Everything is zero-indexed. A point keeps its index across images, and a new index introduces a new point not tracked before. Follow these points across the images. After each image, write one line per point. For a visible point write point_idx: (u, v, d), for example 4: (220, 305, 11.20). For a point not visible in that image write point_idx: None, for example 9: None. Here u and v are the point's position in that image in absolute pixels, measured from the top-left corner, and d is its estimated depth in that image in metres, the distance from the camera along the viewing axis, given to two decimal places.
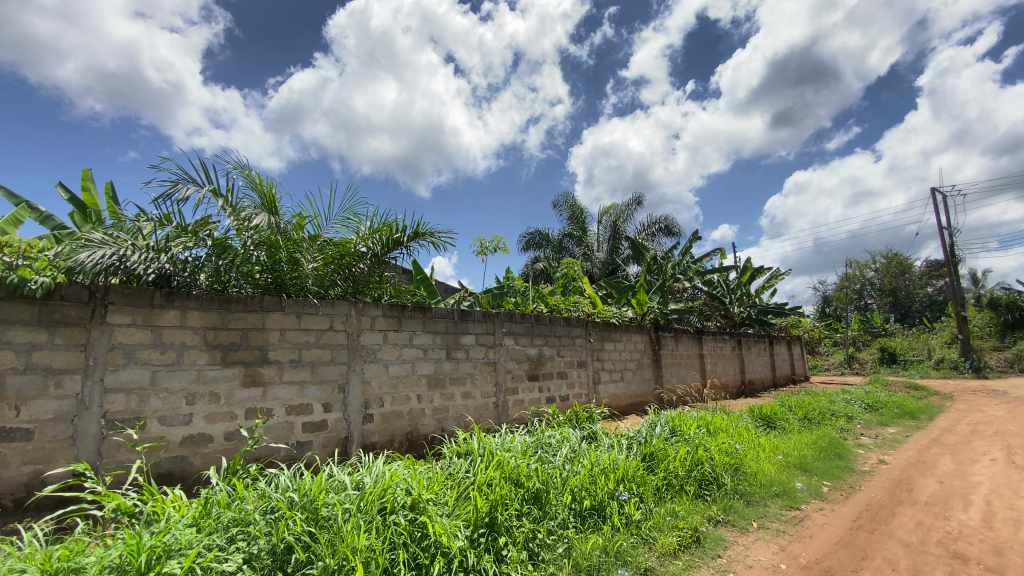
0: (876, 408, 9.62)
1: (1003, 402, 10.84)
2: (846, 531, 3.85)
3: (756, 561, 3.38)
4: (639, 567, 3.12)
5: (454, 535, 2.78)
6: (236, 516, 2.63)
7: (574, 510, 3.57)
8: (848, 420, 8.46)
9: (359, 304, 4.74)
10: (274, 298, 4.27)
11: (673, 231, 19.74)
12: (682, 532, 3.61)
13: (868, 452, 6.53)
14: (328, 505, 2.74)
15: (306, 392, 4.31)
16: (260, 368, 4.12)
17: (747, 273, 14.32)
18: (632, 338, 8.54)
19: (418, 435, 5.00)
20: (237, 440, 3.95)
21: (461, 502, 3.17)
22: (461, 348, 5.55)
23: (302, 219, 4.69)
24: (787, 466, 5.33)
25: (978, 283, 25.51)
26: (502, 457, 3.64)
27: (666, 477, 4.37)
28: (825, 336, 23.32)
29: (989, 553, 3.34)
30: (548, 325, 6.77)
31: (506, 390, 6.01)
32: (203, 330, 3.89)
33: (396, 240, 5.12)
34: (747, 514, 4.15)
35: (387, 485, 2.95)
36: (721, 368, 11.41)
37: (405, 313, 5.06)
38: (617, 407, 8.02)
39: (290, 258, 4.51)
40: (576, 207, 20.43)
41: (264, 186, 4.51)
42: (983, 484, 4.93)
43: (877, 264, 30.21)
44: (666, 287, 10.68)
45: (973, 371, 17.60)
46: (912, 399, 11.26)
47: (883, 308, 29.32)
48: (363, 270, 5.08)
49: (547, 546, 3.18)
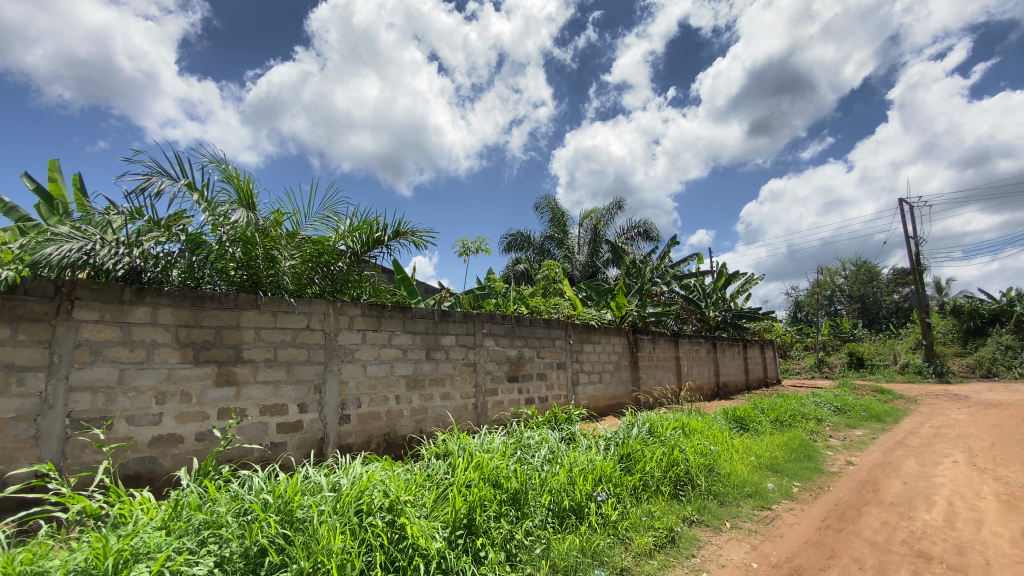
0: (844, 411, 9.93)
1: (965, 406, 11.29)
2: (815, 531, 3.97)
3: (729, 560, 3.45)
4: (614, 567, 3.16)
5: (432, 536, 2.77)
6: (207, 518, 2.57)
7: (552, 511, 3.60)
8: (817, 422, 8.71)
9: (338, 303, 4.68)
10: (250, 296, 4.18)
11: (651, 235, 20.05)
12: (657, 533, 3.66)
13: (836, 453, 6.73)
14: (304, 508, 2.70)
15: (281, 393, 4.24)
16: (234, 367, 4.04)
17: (723, 278, 14.61)
18: (611, 340, 8.63)
19: (396, 436, 4.97)
20: (209, 441, 3.87)
21: (439, 503, 3.16)
22: (441, 348, 5.53)
23: (280, 215, 4.62)
24: (759, 467, 5.46)
25: (942, 291, 26.54)
26: (481, 458, 3.63)
27: (643, 478, 4.43)
28: (796, 341, 23.93)
29: (951, 552, 3.47)
30: (529, 326, 6.80)
31: (485, 391, 6.01)
32: (175, 327, 3.80)
33: (377, 239, 5.08)
34: (720, 514, 4.24)
35: (364, 487, 2.92)
36: (696, 370, 11.62)
37: (385, 313, 5.02)
38: (596, 408, 8.10)
39: (266, 255, 4.43)
40: (557, 210, 20.54)
41: (241, 181, 4.42)
42: (945, 485, 5.14)
43: (847, 271, 31.06)
44: (644, 291, 10.82)
45: (936, 376, 18.32)
46: (879, 403, 11.66)
47: (852, 314, 30.25)
48: (341, 269, 5.02)
49: (525, 547, 3.20)
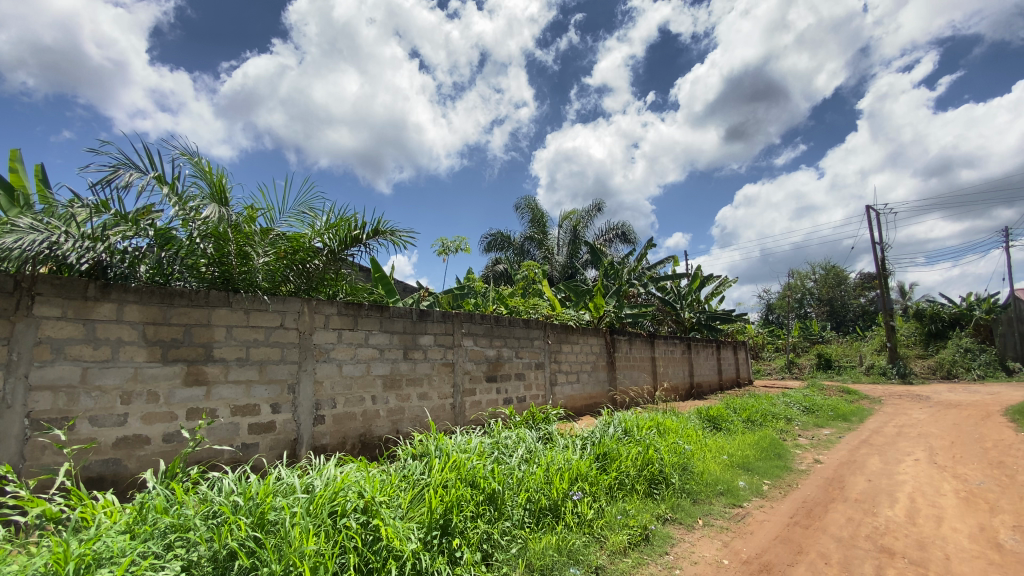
0: (812, 411, 10.22)
1: (926, 406, 11.74)
2: (783, 527, 4.07)
3: (701, 557, 3.52)
4: (590, 566, 3.19)
5: (407, 538, 2.75)
6: (174, 522, 2.50)
7: (528, 510, 3.61)
8: (787, 421, 8.95)
9: (313, 302, 4.60)
10: (221, 294, 4.08)
11: (629, 237, 20.28)
12: (632, 531, 3.71)
13: (805, 452, 6.93)
14: (276, 509, 2.65)
15: (253, 392, 4.15)
16: (204, 366, 3.93)
17: (699, 281, 14.88)
18: (589, 341, 8.69)
19: (372, 436, 4.91)
20: (177, 442, 3.76)
21: (415, 504, 3.14)
22: (419, 348, 5.48)
23: (254, 211, 4.52)
24: (731, 466, 5.57)
25: (906, 295, 27.56)
26: (458, 458, 3.62)
27: (619, 477, 4.48)
28: (768, 342, 24.53)
29: (912, 547, 3.61)
30: (508, 326, 6.80)
31: (463, 391, 5.98)
32: (142, 325, 3.68)
33: (354, 237, 5.01)
34: (693, 512, 4.31)
35: (338, 488, 2.88)
36: (672, 370, 11.81)
37: (362, 312, 4.96)
38: (573, 408, 8.15)
39: (239, 251, 4.32)
40: (537, 210, 20.61)
41: (215, 176, 4.31)
42: (908, 482, 5.34)
43: (816, 275, 31.97)
44: (622, 292, 10.95)
45: (899, 377, 19.04)
46: (846, 403, 12.05)
47: (821, 316, 31.17)
48: (318, 267, 4.94)
49: (501, 546, 3.20)
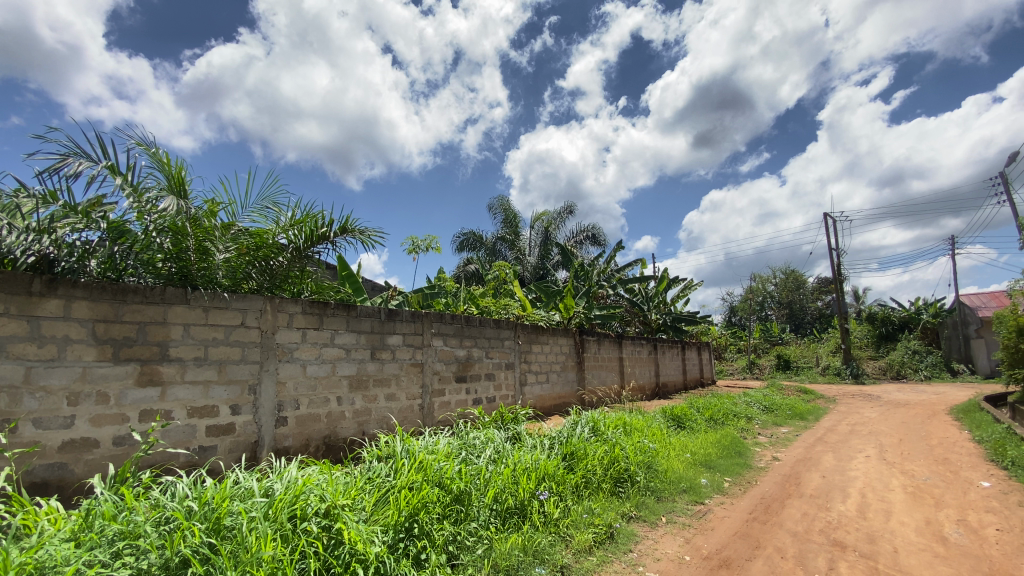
0: (771, 409, 10.59)
1: (877, 406, 12.30)
2: (742, 523, 4.20)
3: (664, 554, 3.59)
4: (555, 565, 3.21)
5: (370, 540, 2.70)
6: (123, 528, 2.38)
7: (495, 510, 3.60)
8: (747, 420, 9.24)
9: (276, 300, 4.47)
10: (178, 290, 3.92)
11: (599, 240, 20.54)
12: (597, 529, 3.76)
13: (764, 450, 7.17)
14: (232, 514, 2.56)
15: (211, 393, 4.00)
16: (159, 366, 3.77)
17: (665, 283, 15.20)
18: (559, 341, 8.75)
19: (336, 438, 4.82)
20: (128, 445, 3.59)
21: (380, 507, 3.08)
22: (387, 348, 5.41)
23: (214, 205, 4.37)
24: (694, 464, 5.72)
25: (859, 299, 28.91)
26: (425, 459, 3.58)
27: (585, 475, 4.53)
28: (730, 343, 25.27)
29: (863, 541, 3.78)
30: (478, 326, 6.77)
31: (432, 392, 5.93)
32: (91, 323, 3.50)
33: (321, 235, 4.91)
34: (657, 510, 4.40)
35: (299, 491, 2.81)
36: (638, 370, 12.03)
37: (328, 311, 4.85)
38: (542, 407, 8.20)
39: (198, 247, 4.16)
40: (509, 211, 20.66)
41: (173, 168, 4.14)
42: (859, 478, 5.60)
43: (776, 279, 33.13)
44: (591, 293, 11.08)
45: (852, 377, 19.95)
46: (803, 402, 12.54)
47: (780, 319, 32.33)
48: (282, 264, 4.81)
49: (467, 547, 3.18)
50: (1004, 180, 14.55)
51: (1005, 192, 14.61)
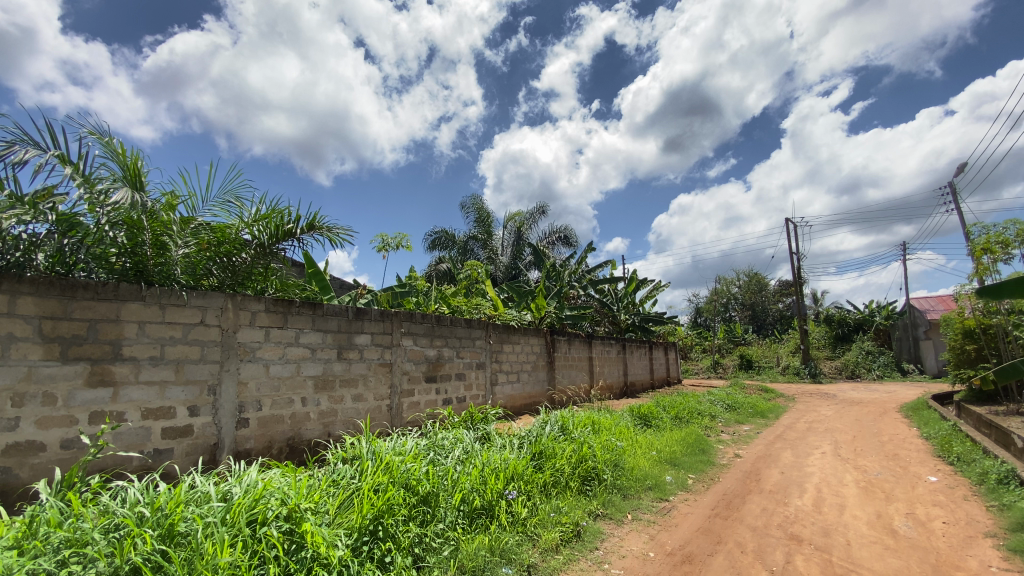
0: (734, 407, 10.92)
1: (833, 404, 12.82)
2: (705, 519, 4.32)
3: (629, 551, 3.65)
4: (522, 564, 3.23)
5: (334, 544, 2.65)
6: (70, 536, 2.27)
7: (462, 511, 3.59)
8: (711, 418, 9.49)
9: (238, 297, 4.33)
10: (133, 287, 3.75)
11: (571, 240, 20.72)
12: (564, 528, 3.79)
13: (726, 447, 7.38)
14: (187, 520, 2.47)
15: (168, 394, 3.84)
16: (111, 365, 3.60)
17: (634, 284, 15.46)
18: (530, 341, 8.79)
19: (300, 440, 4.70)
20: (77, 449, 3.41)
21: (344, 510, 3.02)
22: (354, 348, 5.31)
23: (173, 199, 4.20)
24: (659, 461, 5.84)
25: (817, 301, 30.14)
26: (391, 460, 3.53)
27: (553, 474, 4.56)
28: (696, 344, 25.89)
29: (818, 534, 3.94)
30: (449, 326, 6.73)
31: (401, 392, 5.86)
32: (38, 319, 3.32)
33: (287, 231, 4.80)
34: (623, 507, 4.47)
35: (259, 495, 2.73)
36: (607, 370, 12.19)
37: (292, 309, 4.73)
38: (512, 407, 8.21)
39: (155, 241, 4.00)
40: (482, 210, 20.62)
41: (129, 158, 3.95)
42: (815, 474, 5.83)
43: (740, 281, 34.10)
44: (563, 294, 11.16)
45: (811, 377, 20.75)
46: (764, 400, 12.98)
47: (743, 320, 33.34)
48: (244, 261, 4.66)
49: (433, 549, 3.16)
50: (952, 191, 15.40)
51: (953, 201, 15.42)
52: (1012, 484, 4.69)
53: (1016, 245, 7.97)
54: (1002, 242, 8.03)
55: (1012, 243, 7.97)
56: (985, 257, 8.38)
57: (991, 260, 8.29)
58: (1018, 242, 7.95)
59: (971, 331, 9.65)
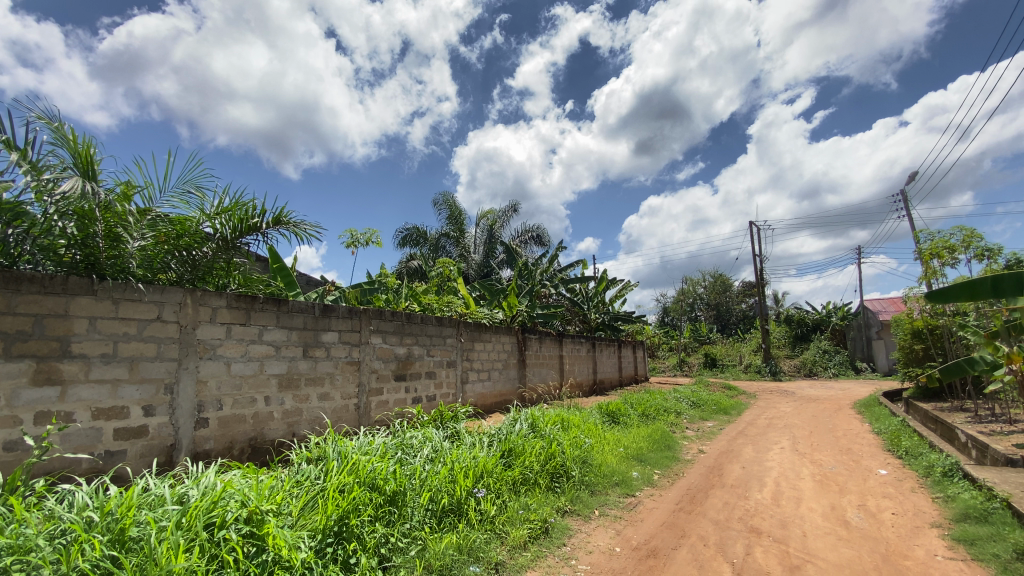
0: (699, 404, 11.21)
1: (792, 401, 13.32)
2: (669, 513, 4.42)
3: (595, 546, 3.70)
4: (489, 562, 3.23)
5: (297, 546, 2.59)
6: (12, 543, 2.14)
7: (430, 510, 3.56)
8: (677, 414, 9.73)
9: (198, 293, 4.17)
10: (83, 280, 3.57)
11: (543, 240, 20.82)
12: (532, 525, 3.82)
13: (691, 443, 7.57)
14: (139, 525, 2.37)
15: (121, 393, 3.67)
16: (59, 363, 3.42)
17: (605, 283, 15.66)
18: (501, 339, 8.80)
19: (263, 440, 4.58)
20: (21, 451, 3.23)
21: (308, 511, 2.96)
22: (321, 346, 5.19)
23: (129, 188, 4.00)
24: (626, 457, 5.94)
25: (778, 302, 31.25)
26: (357, 460, 3.47)
27: (522, 471, 4.58)
28: (663, 342, 26.43)
29: (776, 526, 4.09)
30: (419, 324, 6.67)
31: (369, 391, 5.77)
32: None
33: (252, 225, 4.66)
34: (591, 503, 4.54)
35: (217, 497, 2.64)
36: (577, 368, 12.33)
37: (256, 305, 4.59)
38: (482, 405, 8.20)
39: (109, 232, 3.79)
40: (455, 207, 20.48)
41: (80, 144, 3.74)
42: (774, 468, 6.05)
43: (706, 282, 34.99)
44: (534, 292, 11.21)
45: (771, 375, 21.50)
46: (727, 397, 13.37)
47: (708, 320, 34.25)
48: (205, 255, 4.50)
49: (400, 549, 3.12)
50: (904, 199, 16.22)
51: (905, 208, 16.24)
52: (956, 477, 4.98)
53: (961, 250, 8.45)
54: (949, 247, 8.48)
55: (958, 249, 8.44)
56: (934, 261, 8.85)
57: (939, 264, 8.75)
58: (963, 247, 8.42)
59: (919, 331, 10.19)
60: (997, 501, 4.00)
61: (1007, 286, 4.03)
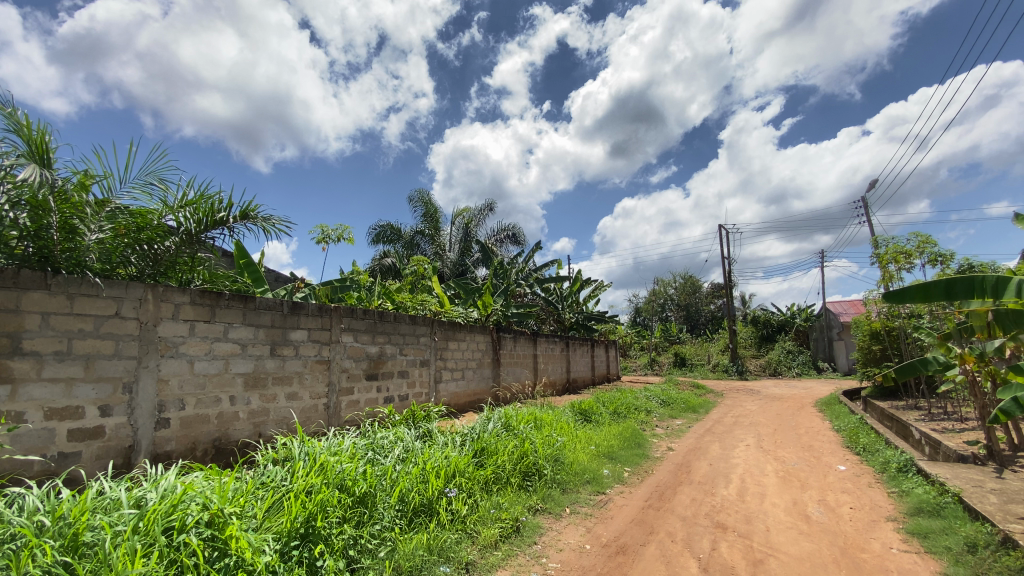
0: (668, 403, 11.44)
1: (757, 399, 13.75)
2: (639, 510, 4.50)
3: (566, 544, 3.73)
4: (460, 562, 3.22)
5: (261, 549, 2.54)
6: None
7: (401, 510, 3.53)
8: (647, 413, 9.90)
9: (160, 288, 4.03)
10: (37, 274, 3.43)
11: (518, 239, 20.86)
12: (504, 524, 3.83)
13: (660, 441, 7.72)
14: (94, 530, 2.28)
15: (75, 392, 3.52)
16: (9, 361, 3.28)
17: (579, 283, 15.79)
18: (475, 338, 8.78)
19: (227, 441, 4.45)
20: None
21: (273, 513, 2.89)
22: (289, 344, 5.08)
23: (87, 178, 3.82)
24: (597, 455, 6.02)
25: (746, 303, 32.13)
26: (325, 461, 3.42)
27: (494, 470, 4.58)
28: (635, 342, 26.82)
29: (741, 521, 4.21)
30: (392, 322, 6.60)
31: (340, 390, 5.68)
32: None
33: (217, 219, 4.53)
34: (562, 501, 4.58)
35: (177, 500, 2.56)
36: (551, 367, 12.41)
37: (221, 302, 4.45)
38: (456, 405, 8.16)
39: (64, 224, 3.61)
40: (430, 205, 20.31)
41: (34, 132, 3.54)
42: (739, 465, 6.23)
43: (677, 282, 35.67)
44: (509, 291, 11.22)
45: (738, 374, 22.09)
46: (695, 396, 13.69)
47: (678, 320, 34.95)
48: (167, 249, 4.33)
49: (369, 551, 3.09)
50: (865, 206, 16.90)
51: (866, 215, 16.94)
52: (909, 472, 5.23)
53: (917, 256, 8.85)
54: (905, 253, 8.88)
55: (913, 254, 8.85)
56: (891, 266, 9.24)
57: (896, 269, 9.15)
58: (918, 253, 8.83)
59: (877, 333, 10.63)
60: (948, 497, 4.21)
61: (959, 290, 4.22)
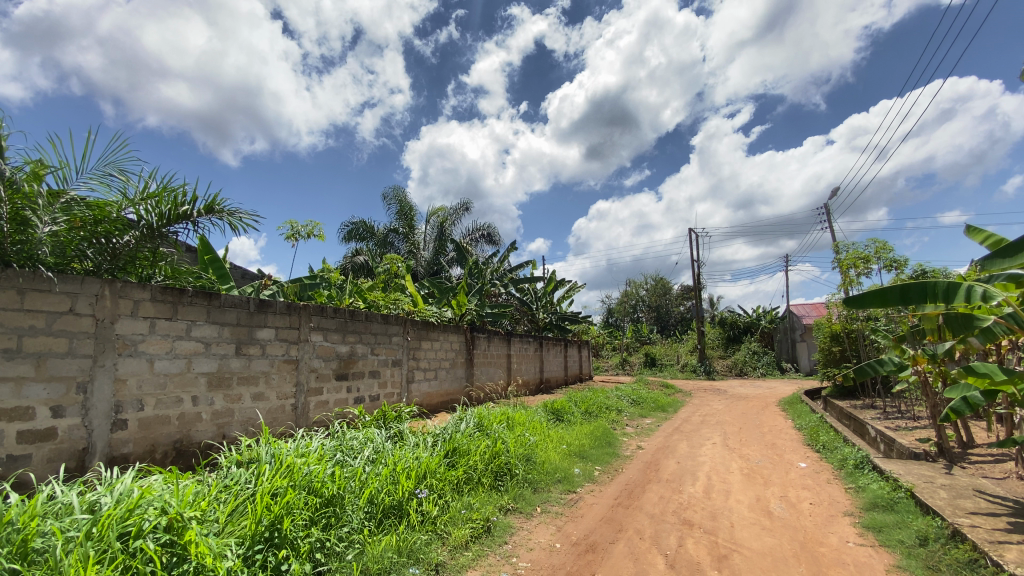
0: (638, 402, 11.63)
1: (723, 399, 14.09)
2: (609, 508, 4.56)
3: (536, 543, 3.75)
4: (430, 563, 3.20)
5: (222, 554, 2.47)
6: None
7: (370, 512, 3.49)
8: (618, 412, 10.03)
9: (118, 284, 3.86)
10: None
11: (494, 239, 20.84)
12: (474, 524, 3.82)
13: (630, 440, 7.84)
14: (43, 536, 2.18)
15: (25, 392, 3.36)
16: None
17: (553, 284, 15.89)
18: (448, 338, 8.73)
19: (189, 442, 4.31)
20: None
21: (236, 517, 2.82)
22: (255, 343, 4.94)
23: (41, 167, 3.63)
24: (569, 454, 6.08)
25: (714, 305, 32.92)
26: (292, 463, 3.34)
27: (465, 471, 4.57)
28: (607, 342, 27.13)
29: (707, 518, 4.32)
30: (363, 321, 6.50)
31: (308, 391, 5.56)
32: None
33: (181, 213, 4.37)
34: (533, 501, 4.61)
35: (134, 505, 2.46)
36: (524, 366, 12.44)
37: (183, 299, 4.30)
38: (427, 405, 8.10)
39: (14, 215, 3.42)
40: (405, 203, 20.06)
41: None
42: (706, 463, 6.38)
43: (649, 284, 36.25)
44: (483, 291, 11.19)
45: (705, 374, 22.62)
46: (664, 395, 13.95)
47: (649, 321, 35.54)
48: (127, 244, 4.16)
49: (336, 554, 3.04)
50: (827, 213, 17.55)
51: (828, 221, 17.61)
52: (865, 469, 5.46)
53: (874, 261, 9.26)
54: (863, 258, 9.27)
55: (871, 260, 9.24)
56: (850, 270, 9.63)
57: (855, 273, 9.54)
58: (876, 258, 9.23)
59: (838, 334, 11.04)
60: (901, 492, 4.42)
61: (914, 294, 4.40)
